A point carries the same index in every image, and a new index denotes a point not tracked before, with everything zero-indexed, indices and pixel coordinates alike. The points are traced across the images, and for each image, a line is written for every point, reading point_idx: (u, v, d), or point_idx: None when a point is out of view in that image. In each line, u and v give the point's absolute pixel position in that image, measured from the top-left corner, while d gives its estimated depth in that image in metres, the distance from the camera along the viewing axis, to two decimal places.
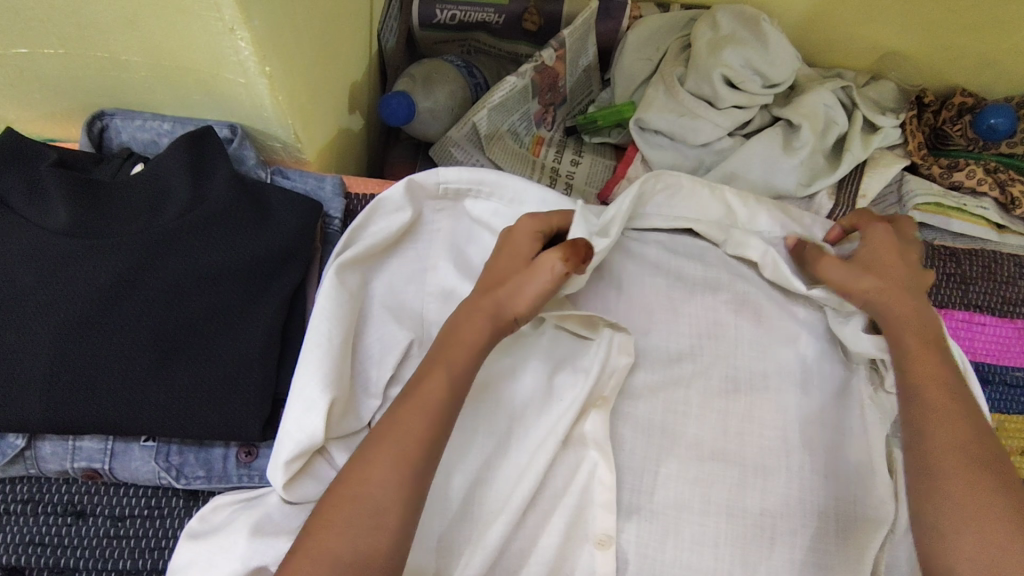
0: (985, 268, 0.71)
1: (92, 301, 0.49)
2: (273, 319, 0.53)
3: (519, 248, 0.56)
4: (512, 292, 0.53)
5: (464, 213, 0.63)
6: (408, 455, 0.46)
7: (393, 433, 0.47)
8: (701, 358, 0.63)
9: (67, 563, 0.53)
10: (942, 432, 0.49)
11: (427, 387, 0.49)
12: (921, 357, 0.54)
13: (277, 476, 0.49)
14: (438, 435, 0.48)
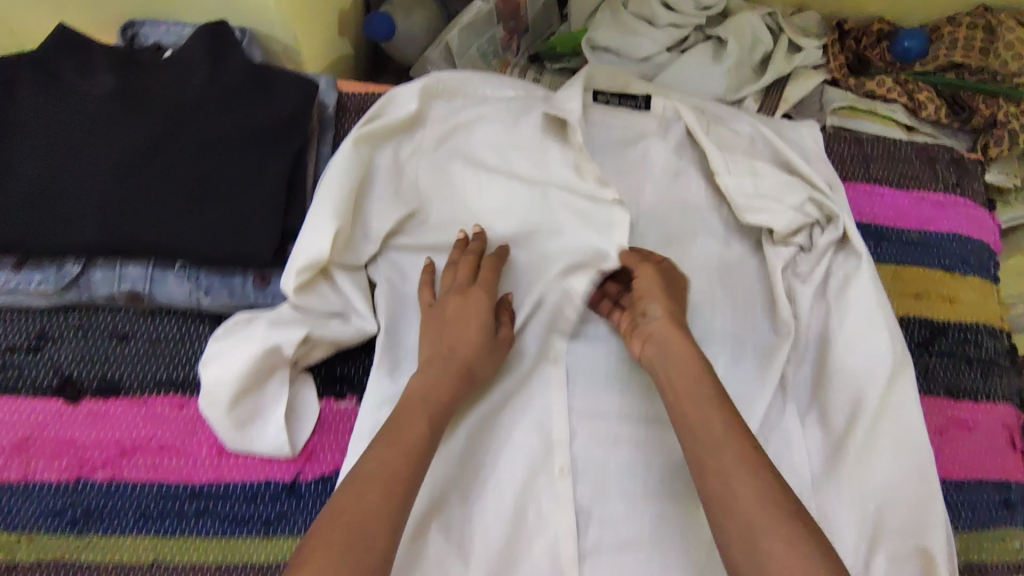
0: (885, 151, 0.83)
1: (136, 151, 0.61)
2: (280, 170, 0.65)
3: (475, 320, 0.64)
4: (484, 367, 0.64)
5: (456, 106, 0.76)
6: (394, 491, 0.53)
7: (379, 469, 0.54)
8: (638, 221, 0.76)
9: (114, 375, 0.64)
10: (743, 487, 0.51)
11: (411, 429, 0.57)
12: (687, 411, 0.57)
13: (289, 281, 0.60)
14: (416, 476, 0.55)
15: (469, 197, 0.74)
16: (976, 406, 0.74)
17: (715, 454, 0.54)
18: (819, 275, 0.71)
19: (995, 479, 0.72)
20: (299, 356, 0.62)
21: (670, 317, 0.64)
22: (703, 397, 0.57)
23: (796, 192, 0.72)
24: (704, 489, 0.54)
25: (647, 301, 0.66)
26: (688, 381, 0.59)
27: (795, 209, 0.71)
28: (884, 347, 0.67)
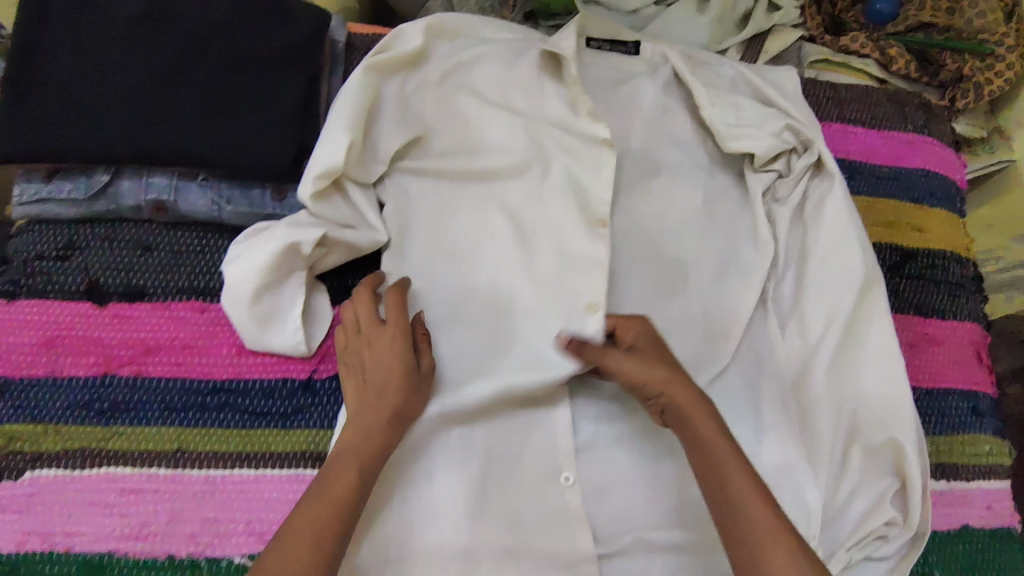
0: (859, 94, 0.89)
1: (163, 67, 0.66)
2: (297, 89, 0.70)
3: (390, 356, 0.64)
4: (414, 401, 0.63)
5: (458, 43, 0.81)
6: (318, 530, 0.54)
7: (304, 524, 0.54)
8: (629, 152, 0.81)
9: (138, 282, 0.68)
10: (774, 562, 0.54)
11: (342, 479, 0.57)
12: (715, 484, 0.59)
13: (306, 189, 0.65)
14: (345, 529, 0.55)
15: (471, 127, 0.79)
16: (944, 321, 0.80)
17: (752, 525, 0.56)
18: (797, 198, 0.76)
19: (963, 388, 0.77)
20: (315, 260, 0.66)
21: (676, 382, 0.64)
22: (733, 474, 0.58)
23: (774, 120, 0.77)
24: (734, 543, 0.56)
25: (645, 383, 0.64)
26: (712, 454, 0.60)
27: (773, 136, 0.76)
28: (858, 259, 0.72)
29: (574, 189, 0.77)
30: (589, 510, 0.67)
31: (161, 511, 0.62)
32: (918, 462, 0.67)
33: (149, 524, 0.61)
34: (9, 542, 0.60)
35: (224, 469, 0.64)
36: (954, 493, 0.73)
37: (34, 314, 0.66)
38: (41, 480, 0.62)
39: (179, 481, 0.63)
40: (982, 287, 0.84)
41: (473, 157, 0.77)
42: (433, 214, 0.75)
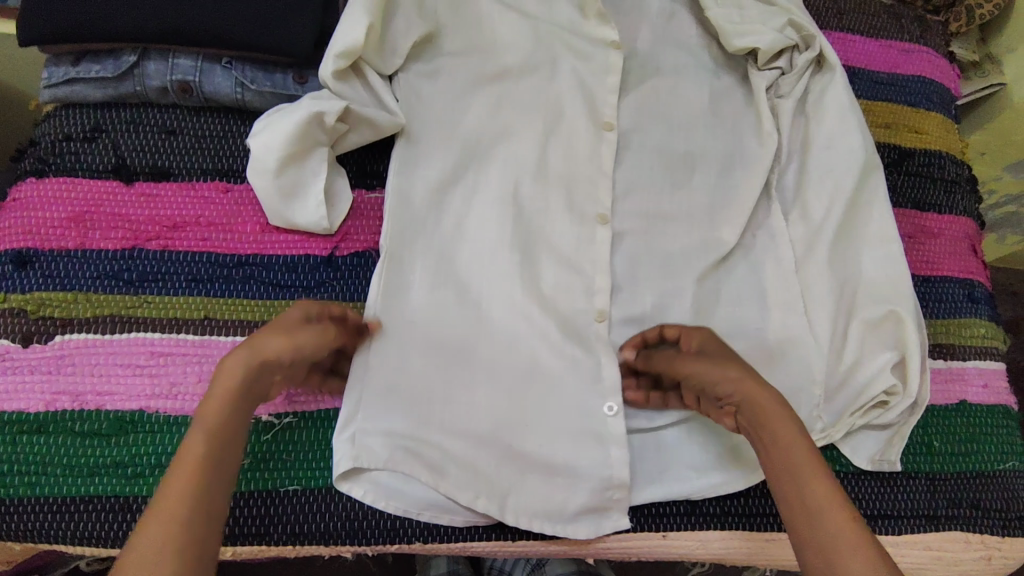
0: (857, 7, 0.91)
1: None
2: None
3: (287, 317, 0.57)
4: (277, 343, 0.54)
5: None
6: (174, 522, 0.44)
7: (163, 503, 0.45)
8: (636, 56, 0.83)
9: (164, 163, 0.70)
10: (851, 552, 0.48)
11: (190, 446, 0.48)
12: (789, 471, 0.53)
13: (328, 66, 0.67)
14: (204, 503, 0.46)
15: (486, 28, 0.80)
16: (941, 215, 0.83)
17: (837, 533, 0.50)
18: (799, 92, 0.79)
19: (958, 276, 0.80)
20: (337, 138, 0.68)
21: (746, 381, 0.58)
22: (814, 476, 0.53)
23: (777, 17, 0.80)
24: (810, 550, 0.50)
25: (723, 382, 0.58)
26: (786, 444, 0.54)
27: (777, 31, 0.79)
28: (858, 145, 0.75)
29: (583, 89, 0.80)
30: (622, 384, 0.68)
31: (189, 373, 0.63)
32: (917, 335, 0.70)
33: (179, 384, 0.63)
34: (40, 402, 0.61)
35: (249, 336, 0.65)
36: (952, 370, 0.76)
37: (64, 192, 0.68)
38: (72, 343, 0.63)
39: (207, 346, 0.65)
40: (976, 190, 0.87)
41: (488, 53, 0.79)
42: (447, 105, 0.76)
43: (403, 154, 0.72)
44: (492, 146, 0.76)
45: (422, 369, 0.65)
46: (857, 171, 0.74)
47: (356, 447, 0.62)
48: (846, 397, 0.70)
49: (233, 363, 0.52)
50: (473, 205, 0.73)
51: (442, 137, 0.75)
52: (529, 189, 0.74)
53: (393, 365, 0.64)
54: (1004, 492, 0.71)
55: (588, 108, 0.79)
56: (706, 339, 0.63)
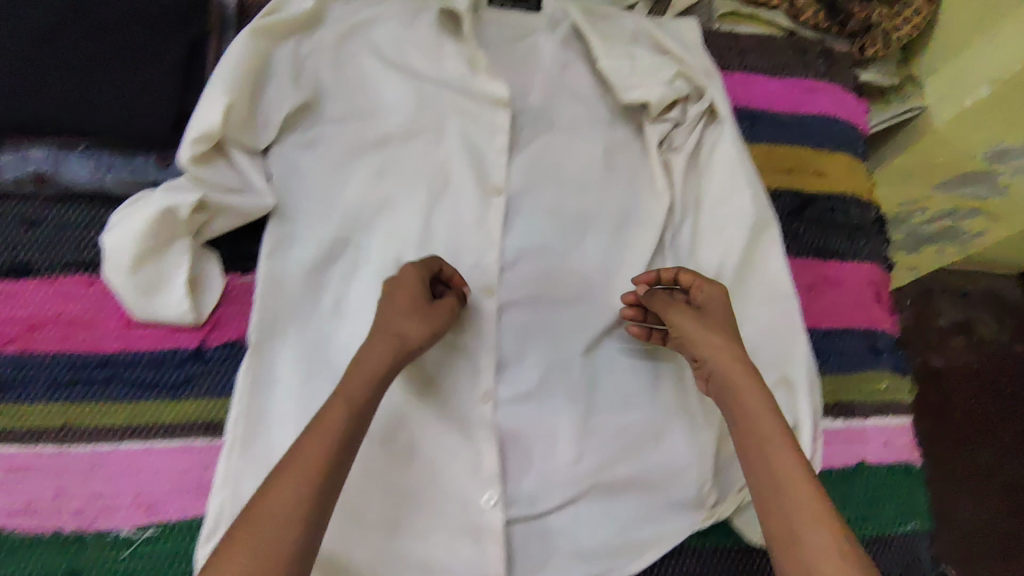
0: (761, 44, 0.89)
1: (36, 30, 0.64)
2: (178, 55, 0.68)
3: (404, 282, 0.63)
4: (404, 323, 0.61)
5: (356, 6, 0.80)
6: (308, 476, 0.51)
7: (296, 458, 0.52)
8: (529, 110, 0.80)
9: (25, 258, 0.67)
10: (800, 511, 0.52)
11: (331, 416, 0.54)
12: (756, 427, 0.57)
13: (184, 152, 0.64)
14: (338, 461, 0.53)
15: (369, 90, 0.77)
16: (843, 264, 0.81)
17: (789, 493, 0.53)
18: (691, 148, 0.77)
19: (861, 327, 0.79)
20: (199, 226, 0.65)
21: (726, 347, 0.61)
22: (776, 443, 0.56)
23: (667, 67, 0.76)
24: (774, 514, 0.54)
25: (700, 343, 0.62)
26: (750, 406, 0.58)
27: (666, 84, 0.76)
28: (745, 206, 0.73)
29: (471, 151, 0.77)
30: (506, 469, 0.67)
31: (48, 487, 0.62)
32: (809, 400, 0.68)
33: (37, 500, 0.62)
34: None
35: (111, 443, 0.64)
36: (850, 431, 0.75)
37: None
38: None
39: (65, 458, 0.63)
40: (884, 231, 0.87)
41: (371, 118, 0.76)
42: (325, 177, 0.73)
43: (275, 235, 0.69)
44: (374, 218, 0.73)
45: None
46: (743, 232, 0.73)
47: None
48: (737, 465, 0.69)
49: (377, 344, 0.59)
50: (353, 285, 0.70)
51: (319, 212, 0.71)
52: (412, 263, 0.72)
53: (260, 473, 0.62)
54: (902, 553, 0.72)
55: (476, 171, 0.76)
56: (710, 291, 0.66)
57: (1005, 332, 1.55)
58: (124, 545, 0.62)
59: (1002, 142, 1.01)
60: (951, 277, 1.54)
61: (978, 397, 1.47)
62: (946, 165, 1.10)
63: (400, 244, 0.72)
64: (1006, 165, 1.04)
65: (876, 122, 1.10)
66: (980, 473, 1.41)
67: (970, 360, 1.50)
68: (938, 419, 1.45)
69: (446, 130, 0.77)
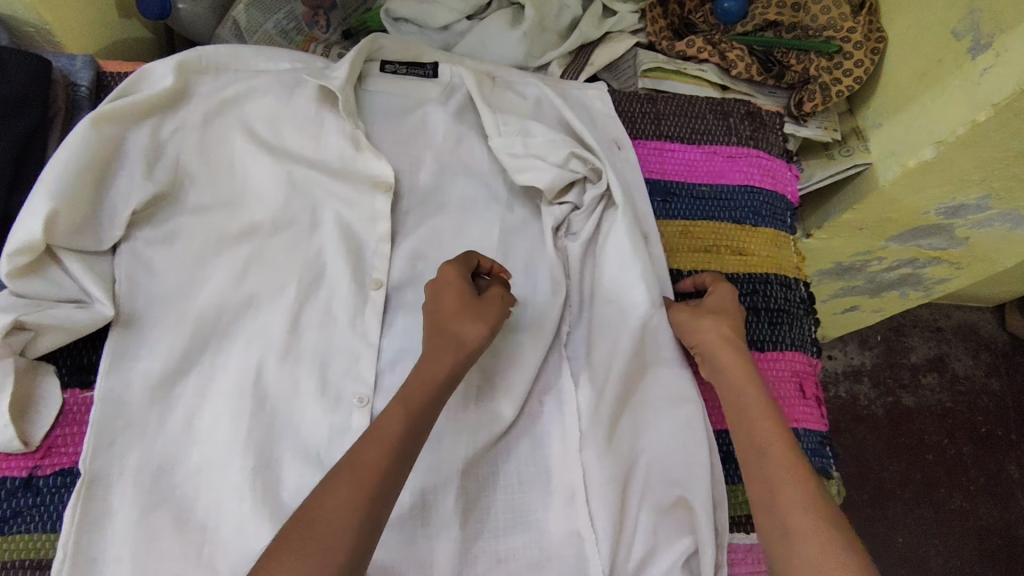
0: (679, 107, 0.83)
1: None
2: (5, 152, 0.62)
3: (450, 285, 0.62)
4: (466, 325, 0.60)
5: (226, 79, 0.73)
6: (365, 477, 0.50)
7: (353, 462, 0.51)
8: (417, 191, 0.74)
9: None
10: (789, 502, 0.53)
11: (388, 421, 0.53)
12: (751, 417, 0.58)
13: (2, 267, 0.58)
14: (402, 461, 0.53)
15: (239, 173, 0.71)
16: (763, 354, 0.75)
17: (781, 485, 0.54)
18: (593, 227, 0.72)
19: None
20: (24, 344, 0.59)
21: (716, 332, 0.65)
22: (768, 430, 0.57)
23: (560, 148, 0.71)
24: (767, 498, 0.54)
25: (703, 334, 0.65)
26: (754, 403, 0.59)
27: (558, 167, 0.71)
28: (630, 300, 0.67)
29: (348, 240, 0.70)
30: None
31: None
32: (709, 522, 0.62)
33: None
34: None
35: None
36: None
37: None
38: None
39: None
40: (814, 310, 0.80)
41: (239, 205, 0.70)
42: (182, 276, 0.66)
43: (117, 346, 0.63)
44: (235, 319, 0.66)
45: None
46: (628, 331, 0.67)
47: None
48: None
49: (439, 347, 0.59)
50: (206, 398, 0.63)
51: (172, 316, 0.65)
52: (273, 371, 0.65)
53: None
54: None
55: (352, 261, 0.70)
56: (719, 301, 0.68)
57: (982, 367, 1.47)
58: None
59: (953, 198, 0.95)
60: (918, 312, 1.49)
61: (952, 438, 1.39)
62: (899, 217, 1.03)
63: (264, 347, 0.65)
64: (966, 218, 1.00)
65: (819, 176, 1.03)
66: (955, 520, 1.33)
67: (943, 400, 1.42)
68: (909, 462, 1.36)
69: (322, 217, 0.71)
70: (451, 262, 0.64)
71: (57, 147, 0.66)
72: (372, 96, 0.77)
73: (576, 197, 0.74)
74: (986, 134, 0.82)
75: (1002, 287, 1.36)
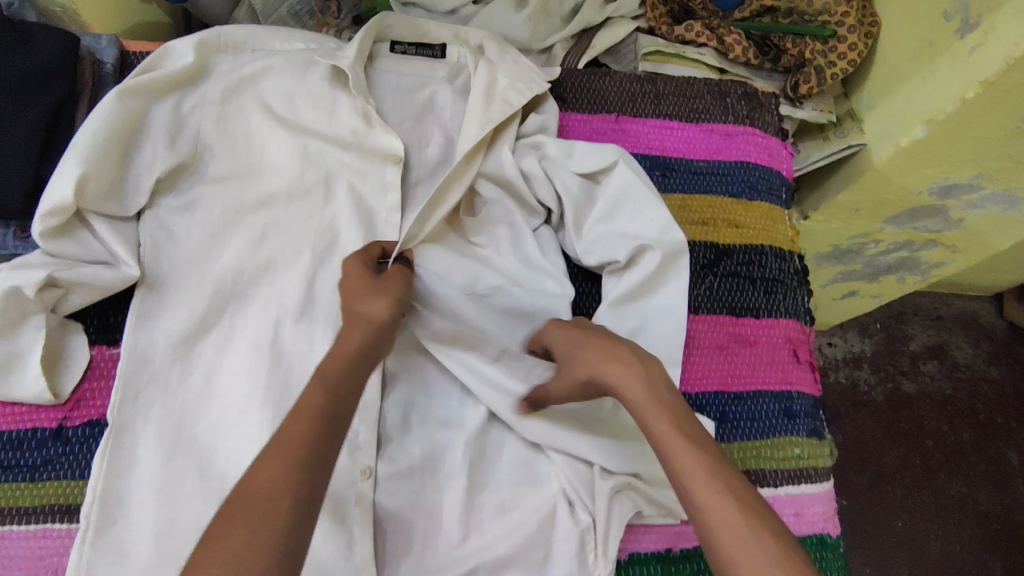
0: (677, 87, 0.86)
1: None
2: (35, 123, 0.65)
3: (353, 272, 0.64)
4: (369, 302, 0.61)
5: (242, 57, 0.77)
6: (291, 450, 0.50)
7: (279, 438, 0.51)
8: (426, 165, 0.78)
9: None
10: (710, 497, 0.50)
11: (308, 396, 0.54)
12: (654, 423, 0.55)
13: (37, 227, 0.62)
14: (330, 431, 0.53)
15: (254, 145, 0.74)
16: (758, 320, 0.77)
17: (699, 488, 0.51)
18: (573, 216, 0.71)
19: (775, 388, 0.75)
20: (55, 302, 0.62)
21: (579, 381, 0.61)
22: (672, 431, 0.54)
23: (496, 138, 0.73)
24: (682, 493, 0.52)
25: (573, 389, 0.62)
26: (650, 404, 0.56)
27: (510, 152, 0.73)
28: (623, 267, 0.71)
29: (360, 210, 0.74)
30: (383, 551, 0.63)
31: None
32: None
33: None
34: None
35: None
36: (762, 502, 0.71)
37: None
38: None
39: None
40: (807, 283, 0.83)
41: (257, 175, 0.73)
42: (202, 242, 0.70)
43: (142, 305, 0.66)
44: (253, 283, 0.70)
45: (147, 565, 0.59)
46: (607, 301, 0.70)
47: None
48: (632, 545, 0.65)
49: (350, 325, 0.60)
50: (226, 356, 0.67)
51: (193, 279, 0.68)
52: (290, 331, 0.68)
53: (113, 563, 0.59)
54: None
55: (364, 230, 0.73)
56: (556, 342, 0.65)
57: (981, 354, 1.49)
58: None
59: (946, 177, 0.98)
60: (919, 300, 1.51)
61: (950, 424, 1.41)
62: (895, 198, 1.05)
63: (280, 308, 0.69)
64: (959, 198, 1.02)
65: (815, 156, 1.06)
66: (953, 504, 1.35)
67: (942, 387, 1.44)
68: (909, 448, 1.38)
69: (334, 187, 0.74)
70: (355, 253, 0.66)
71: (84, 119, 0.69)
72: (383, 74, 0.80)
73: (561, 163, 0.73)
74: (975, 113, 0.86)
75: (1000, 274, 1.39)
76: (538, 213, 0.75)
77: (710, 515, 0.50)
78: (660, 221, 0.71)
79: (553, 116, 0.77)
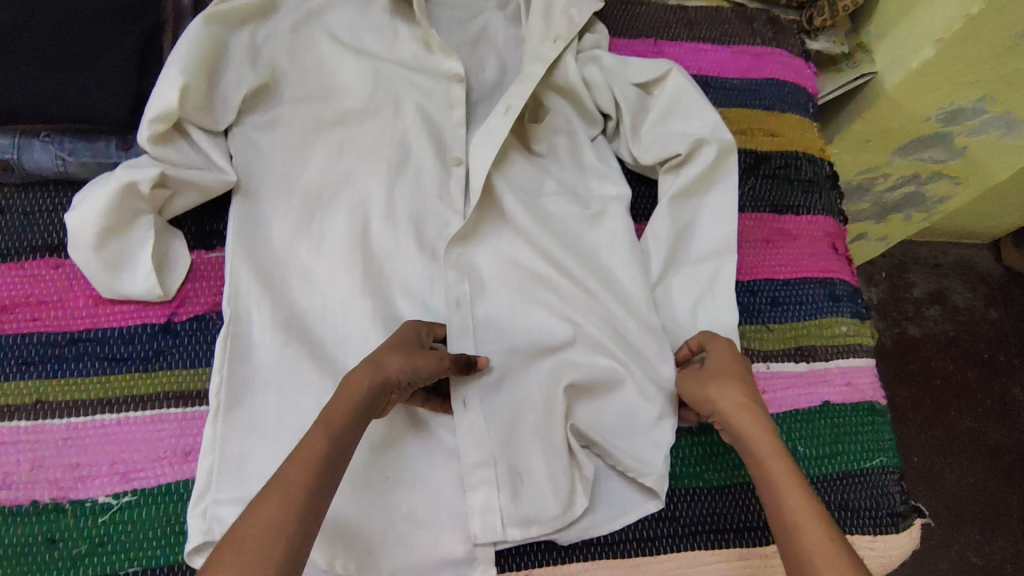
0: (708, 15, 0.93)
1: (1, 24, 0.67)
2: (133, 42, 0.71)
3: (403, 335, 0.63)
4: (392, 358, 0.59)
5: None
6: (293, 497, 0.48)
7: (281, 479, 0.50)
8: (484, 86, 0.83)
9: None
10: (806, 530, 0.52)
11: (311, 441, 0.52)
12: (766, 464, 0.58)
13: (145, 133, 0.68)
14: (330, 480, 0.52)
15: (322, 69, 0.79)
16: (798, 217, 0.84)
17: (798, 518, 0.53)
18: (630, 118, 0.78)
19: (817, 277, 0.81)
20: (161, 203, 0.68)
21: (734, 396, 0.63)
22: (780, 468, 0.57)
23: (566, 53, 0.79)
24: (781, 525, 0.54)
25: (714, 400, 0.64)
26: (763, 439, 0.60)
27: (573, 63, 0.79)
28: (675, 162, 0.77)
29: (426, 124, 0.79)
30: None
31: (23, 460, 0.63)
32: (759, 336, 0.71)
33: (13, 474, 0.63)
34: None
35: (87, 416, 0.65)
36: (815, 372, 0.77)
37: None
38: None
39: (41, 432, 0.64)
40: (838, 186, 0.88)
41: (329, 96, 0.78)
42: (286, 155, 0.75)
43: (240, 210, 0.72)
44: (335, 191, 0.74)
45: (271, 435, 0.64)
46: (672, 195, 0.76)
47: (209, 519, 0.60)
48: (635, 459, 0.67)
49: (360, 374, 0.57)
50: (318, 256, 0.71)
51: (282, 189, 0.73)
52: (375, 231, 0.73)
53: (245, 437, 0.64)
54: (870, 487, 0.73)
55: (433, 141, 0.78)
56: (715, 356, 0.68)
57: (981, 299, 1.51)
58: (101, 512, 0.62)
59: (951, 101, 1.04)
60: (919, 249, 1.55)
61: (955, 368, 1.43)
62: (902, 126, 1.11)
63: (361, 213, 0.73)
64: (962, 125, 1.08)
65: (829, 88, 1.13)
66: (965, 440, 1.37)
67: (946, 330, 1.47)
68: (920, 389, 1.40)
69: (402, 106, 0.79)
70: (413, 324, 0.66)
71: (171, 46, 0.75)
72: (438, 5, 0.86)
73: (621, 79, 0.80)
74: (978, 29, 0.93)
75: (997, 218, 1.44)
76: (596, 121, 0.81)
77: (802, 543, 0.52)
78: (711, 123, 0.78)
79: (604, 38, 0.84)
